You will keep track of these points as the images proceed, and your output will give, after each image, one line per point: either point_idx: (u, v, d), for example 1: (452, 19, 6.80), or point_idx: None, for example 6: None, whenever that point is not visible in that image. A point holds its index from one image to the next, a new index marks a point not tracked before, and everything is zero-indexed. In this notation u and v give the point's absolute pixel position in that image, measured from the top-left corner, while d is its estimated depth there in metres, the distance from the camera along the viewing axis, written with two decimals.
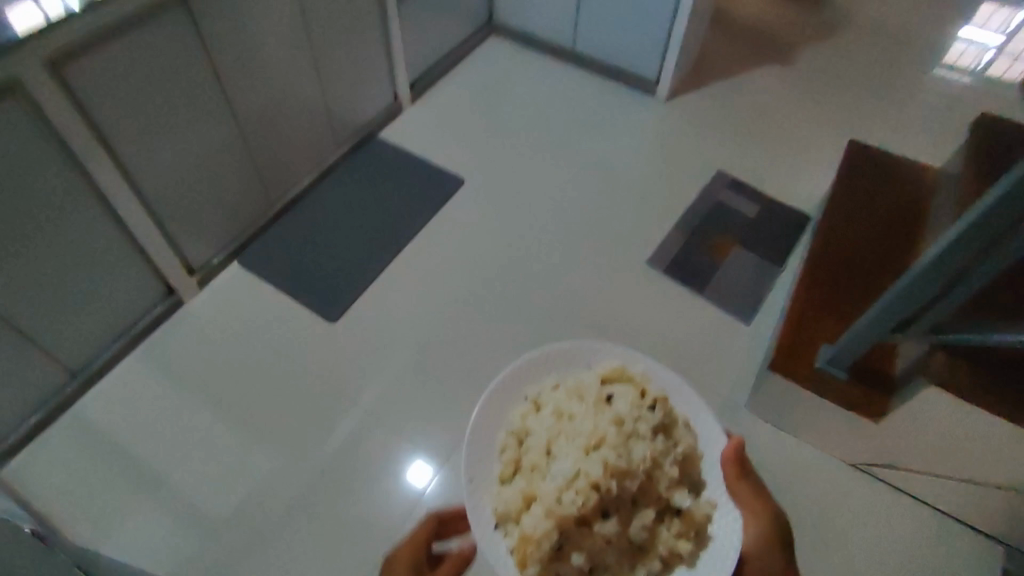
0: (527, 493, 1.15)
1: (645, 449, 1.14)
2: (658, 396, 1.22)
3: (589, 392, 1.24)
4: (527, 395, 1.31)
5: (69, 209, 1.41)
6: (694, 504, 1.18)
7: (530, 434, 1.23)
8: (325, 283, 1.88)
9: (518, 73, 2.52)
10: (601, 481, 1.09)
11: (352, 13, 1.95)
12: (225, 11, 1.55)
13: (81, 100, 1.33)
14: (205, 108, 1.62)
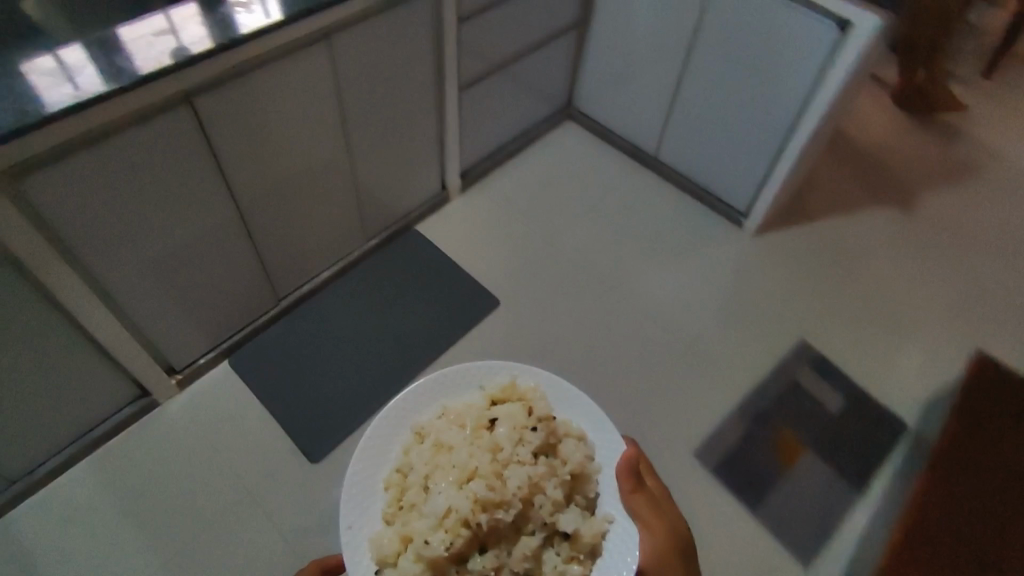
0: (403, 535, 1.08)
1: (524, 475, 1.10)
2: (545, 415, 1.17)
3: (470, 420, 1.19)
4: (408, 424, 1.22)
5: (26, 326, 1.28)
6: (582, 523, 1.13)
7: (409, 468, 1.15)
8: (321, 407, 1.72)
9: (584, 173, 2.25)
10: (473, 519, 1.05)
11: (403, 105, 1.73)
12: (241, 110, 1.34)
13: (42, 212, 1.15)
14: (205, 208, 1.43)
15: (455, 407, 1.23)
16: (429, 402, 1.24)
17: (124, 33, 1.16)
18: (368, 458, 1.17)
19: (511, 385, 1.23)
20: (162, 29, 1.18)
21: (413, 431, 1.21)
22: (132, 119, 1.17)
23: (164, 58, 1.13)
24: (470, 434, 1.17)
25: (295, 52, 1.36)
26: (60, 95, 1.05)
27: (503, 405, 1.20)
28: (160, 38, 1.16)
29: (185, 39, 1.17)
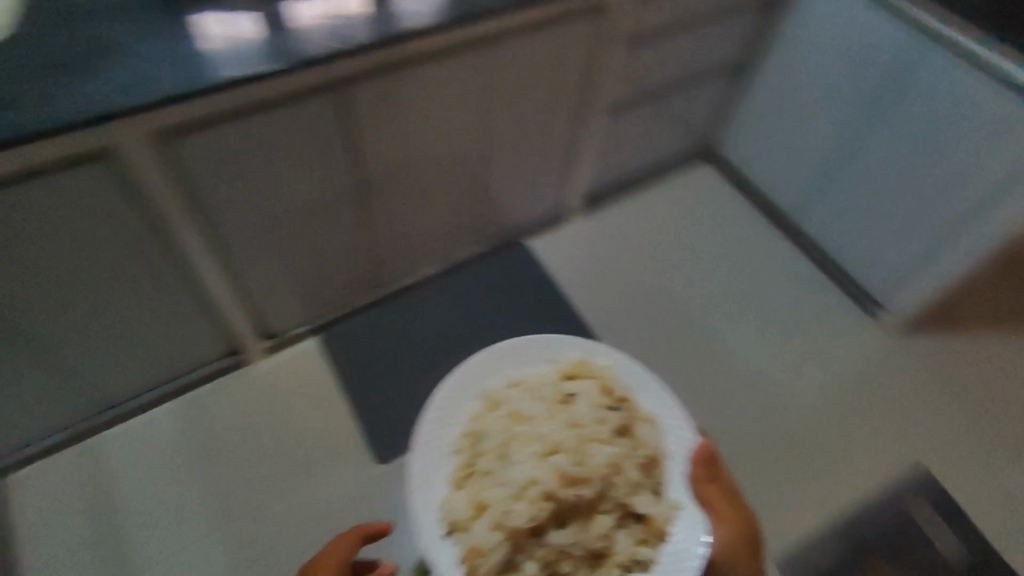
0: (478, 503, 1.02)
1: (607, 454, 1.04)
2: (624, 395, 1.14)
3: (550, 392, 1.13)
4: (480, 388, 1.15)
5: (147, 276, 1.33)
6: (660, 511, 1.04)
7: (482, 434, 1.09)
8: (396, 403, 1.66)
9: (711, 220, 2.11)
10: (555, 491, 0.99)
11: (546, 122, 1.66)
12: (388, 105, 1.32)
13: (184, 173, 1.18)
14: (332, 193, 1.43)
15: (528, 377, 1.17)
16: (502, 369, 1.18)
17: (279, 16, 1.14)
18: (440, 420, 1.10)
19: (587, 363, 1.18)
20: (315, 17, 1.15)
21: (485, 396, 1.13)
22: (268, 104, 1.16)
23: (302, 50, 1.09)
24: (549, 405, 1.11)
25: (449, 56, 1.30)
26: (220, 63, 1.05)
27: (578, 380, 1.15)
28: (307, 28, 1.13)
29: (331, 33, 1.13)
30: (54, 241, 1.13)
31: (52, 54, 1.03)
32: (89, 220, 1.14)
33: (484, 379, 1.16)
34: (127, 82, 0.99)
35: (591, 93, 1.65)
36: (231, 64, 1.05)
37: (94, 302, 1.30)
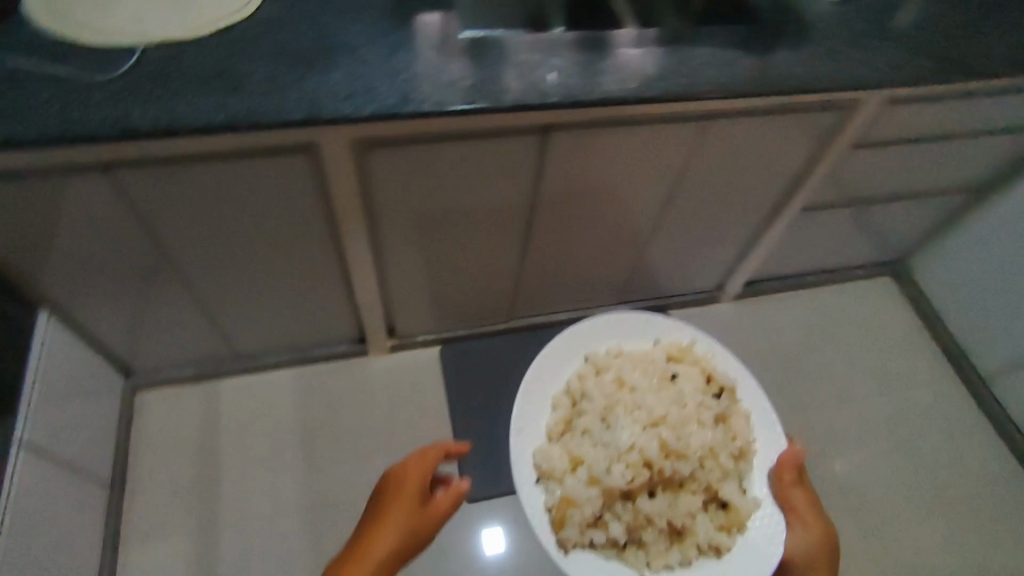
0: (577, 457, 1.26)
1: (705, 437, 1.28)
2: (720, 387, 1.36)
3: (654, 372, 1.37)
4: (586, 356, 1.39)
5: (308, 258, 1.39)
6: (736, 495, 1.27)
7: (586, 399, 1.33)
8: (489, 446, 1.72)
9: (875, 348, 1.90)
10: (654, 459, 1.23)
11: (737, 209, 1.51)
12: (583, 160, 1.24)
13: (368, 181, 1.19)
14: (498, 227, 1.41)
15: (633, 355, 1.39)
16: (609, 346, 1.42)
17: (505, 45, 1.08)
18: (543, 379, 1.36)
19: (689, 351, 1.40)
20: (541, 54, 1.07)
21: (592, 365, 1.37)
22: (466, 132, 1.11)
23: (515, 90, 1.01)
24: (652, 385, 1.35)
25: (665, 123, 1.18)
26: (427, 83, 1.00)
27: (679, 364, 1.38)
28: (529, 64, 1.05)
29: (552, 76, 1.04)
30: (238, 211, 1.19)
31: (289, 42, 1.04)
32: (273, 201, 1.18)
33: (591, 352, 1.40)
34: (333, 85, 0.98)
35: (796, 192, 1.48)
36: (439, 88, 1.00)
37: (257, 269, 1.38)
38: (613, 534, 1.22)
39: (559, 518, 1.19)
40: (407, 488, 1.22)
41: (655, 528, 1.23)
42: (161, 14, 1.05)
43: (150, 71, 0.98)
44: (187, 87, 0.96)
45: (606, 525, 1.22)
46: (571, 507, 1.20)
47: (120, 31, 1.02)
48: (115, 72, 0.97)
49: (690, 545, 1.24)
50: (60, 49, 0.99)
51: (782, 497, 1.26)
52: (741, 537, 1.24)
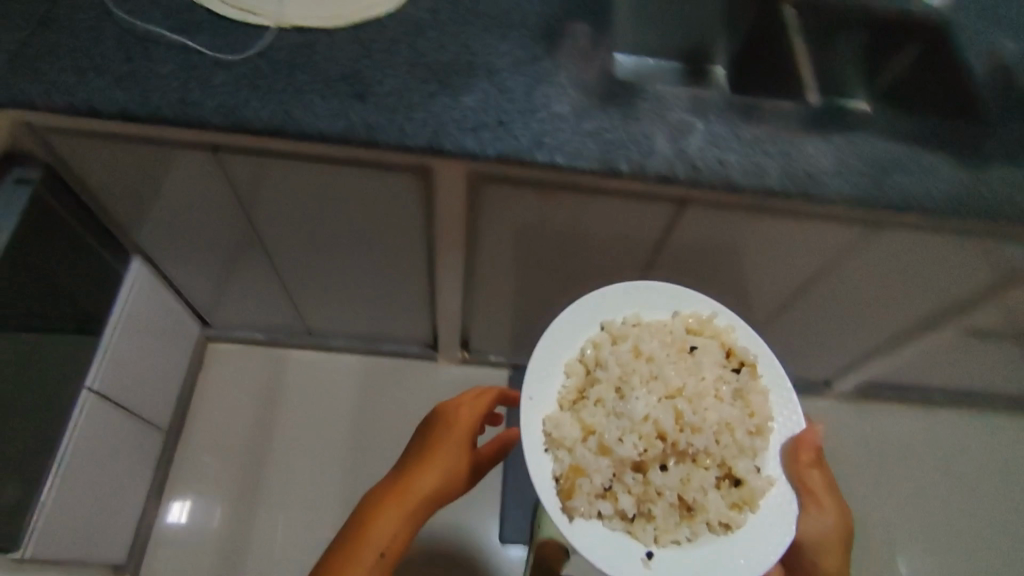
0: (589, 426, 0.88)
1: (718, 413, 0.90)
2: (741, 359, 0.95)
3: (673, 335, 0.95)
4: (601, 322, 0.96)
5: (397, 264, 1.32)
6: (753, 474, 0.89)
7: (597, 367, 0.92)
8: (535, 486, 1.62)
9: (994, 497, 1.65)
10: (669, 431, 0.87)
11: (878, 316, 1.31)
12: (715, 236, 1.09)
13: (476, 210, 1.09)
14: (601, 276, 1.28)
15: (651, 318, 0.98)
16: (622, 299, 0.99)
17: (660, 98, 0.93)
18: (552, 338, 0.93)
19: (713, 314, 0.98)
20: (700, 116, 0.91)
21: (606, 332, 0.96)
22: (593, 185, 0.98)
23: (659, 153, 0.87)
24: (667, 349, 0.94)
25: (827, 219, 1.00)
26: (562, 128, 0.88)
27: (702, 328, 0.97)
28: (683, 126, 0.90)
29: (707, 145, 0.88)
30: (337, 213, 1.13)
31: (424, 52, 0.94)
32: (373, 208, 1.11)
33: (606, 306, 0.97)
34: (459, 112, 0.88)
35: (954, 315, 1.25)
36: (574, 134, 0.87)
37: (345, 263, 1.33)
38: (616, 513, 0.86)
39: (568, 487, 0.84)
40: (458, 429, 0.96)
41: (666, 507, 0.85)
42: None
43: (275, 60, 0.91)
44: (309, 87, 0.89)
45: (610, 500, 0.86)
46: (581, 476, 0.85)
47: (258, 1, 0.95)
48: (242, 52, 0.91)
49: (711, 533, 0.86)
50: (195, 19, 0.94)
51: (803, 486, 0.89)
52: (762, 527, 0.87)
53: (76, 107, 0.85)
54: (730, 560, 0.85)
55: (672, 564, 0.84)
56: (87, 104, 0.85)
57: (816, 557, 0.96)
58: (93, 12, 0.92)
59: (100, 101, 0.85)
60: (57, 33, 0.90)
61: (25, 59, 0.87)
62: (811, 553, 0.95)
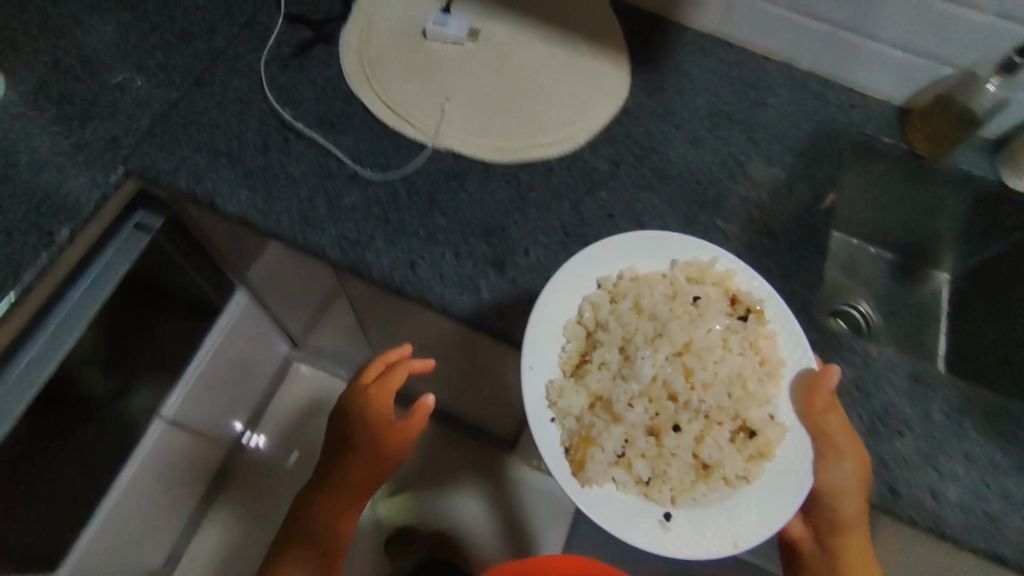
0: (595, 392, 0.69)
1: (727, 366, 0.70)
2: (750, 304, 0.72)
3: (676, 281, 0.72)
4: (598, 277, 0.72)
5: (489, 388, 1.18)
6: (769, 425, 0.69)
7: (596, 328, 0.70)
8: None
9: None
10: (679, 388, 0.70)
11: None
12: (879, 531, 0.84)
13: None
14: None
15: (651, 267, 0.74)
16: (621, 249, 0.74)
17: (868, 363, 0.74)
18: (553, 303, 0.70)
19: (714, 255, 0.73)
20: (919, 410, 0.71)
21: (602, 284, 0.72)
22: None
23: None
24: (668, 297, 0.72)
25: None
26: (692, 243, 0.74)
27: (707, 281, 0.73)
28: (881, 424, 0.71)
29: (913, 461, 0.69)
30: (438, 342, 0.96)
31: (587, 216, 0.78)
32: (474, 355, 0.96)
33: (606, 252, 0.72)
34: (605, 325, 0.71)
35: None
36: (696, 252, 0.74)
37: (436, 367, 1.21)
38: (629, 478, 0.66)
39: (579, 458, 0.64)
40: (376, 417, 0.78)
41: (682, 466, 0.68)
42: (475, 101, 0.84)
43: (416, 187, 0.77)
44: (445, 233, 0.75)
45: (623, 467, 0.67)
46: (591, 445, 0.65)
47: (419, 106, 0.82)
48: (383, 171, 0.78)
49: (733, 495, 0.66)
50: (347, 113, 0.82)
51: (819, 434, 0.67)
52: (787, 482, 0.66)
53: (196, 194, 0.74)
54: (754, 523, 0.64)
55: (695, 531, 0.64)
56: (209, 195, 0.75)
57: (837, 509, 0.70)
58: (248, 80, 0.82)
59: (223, 195, 0.75)
60: (202, 98, 0.80)
61: (161, 122, 0.78)
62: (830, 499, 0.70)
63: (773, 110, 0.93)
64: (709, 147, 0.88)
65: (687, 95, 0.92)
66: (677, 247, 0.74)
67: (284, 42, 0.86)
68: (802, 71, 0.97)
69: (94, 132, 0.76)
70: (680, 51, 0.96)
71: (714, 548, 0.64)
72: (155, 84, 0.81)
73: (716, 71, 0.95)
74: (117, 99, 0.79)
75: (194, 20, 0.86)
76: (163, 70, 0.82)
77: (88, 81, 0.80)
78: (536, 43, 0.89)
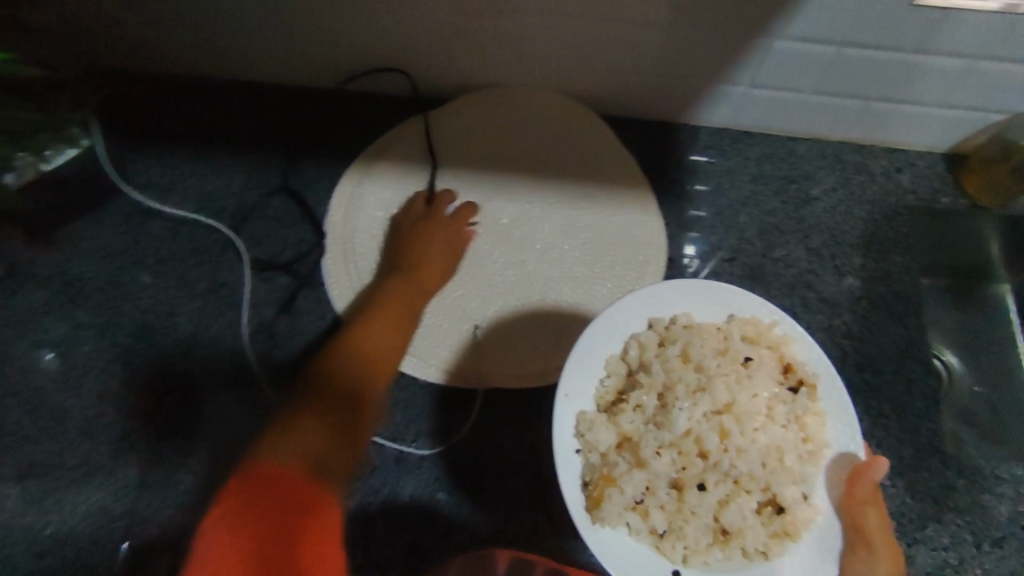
0: (625, 433, 0.54)
1: (765, 435, 0.55)
2: (808, 375, 0.56)
3: (728, 337, 0.56)
4: (649, 316, 0.57)
5: None
6: (801, 505, 0.53)
7: (639, 368, 0.56)
8: None
9: None
10: (714, 449, 0.54)
11: None
12: None
13: None
14: None
15: (704, 316, 0.57)
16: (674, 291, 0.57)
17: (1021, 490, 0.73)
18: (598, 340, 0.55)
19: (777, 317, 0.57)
20: None
21: (652, 326, 0.56)
22: None
23: None
24: (716, 354, 0.56)
25: None
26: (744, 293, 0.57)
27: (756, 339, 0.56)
28: None
29: None
30: None
31: None
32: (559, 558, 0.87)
33: (658, 289, 0.56)
34: None
35: None
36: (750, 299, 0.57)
37: None
38: (643, 525, 0.53)
39: (596, 496, 0.52)
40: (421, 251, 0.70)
41: (700, 529, 0.53)
42: (507, 313, 0.72)
43: (476, 454, 0.69)
44: (525, 501, 0.68)
45: (637, 513, 0.53)
46: (612, 485, 0.53)
47: (448, 341, 0.71)
48: (434, 441, 0.70)
49: (743, 572, 0.53)
50: None
51: (852, 527, 0.53)
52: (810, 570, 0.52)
53: None
54: None
55: None
56: None
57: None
58: (237, 368, 0.68)
59: None
60: (193, 413, 0.66)
61: (152, 466, 0.64)
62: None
63: (821, 203, 0.83)
64: (770, 276, 0.79)
65: (723, 219, 0.82)
66: (737, 295, 0.57)
67: (263, 301, 0.70)
68: (834, 142, 0.85)
69: (83, 507, 0.63)
70: (698, 158, 0.84)
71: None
72: (128, 412, 0.65)
73: (746, 171, 0.84)
74: (88, 450, 0.64)
75: (144, 304, 0.69)
76: (130, 389, 0.66)
77: (47, 437, 0.65)
78: (549, 211, 0.76)
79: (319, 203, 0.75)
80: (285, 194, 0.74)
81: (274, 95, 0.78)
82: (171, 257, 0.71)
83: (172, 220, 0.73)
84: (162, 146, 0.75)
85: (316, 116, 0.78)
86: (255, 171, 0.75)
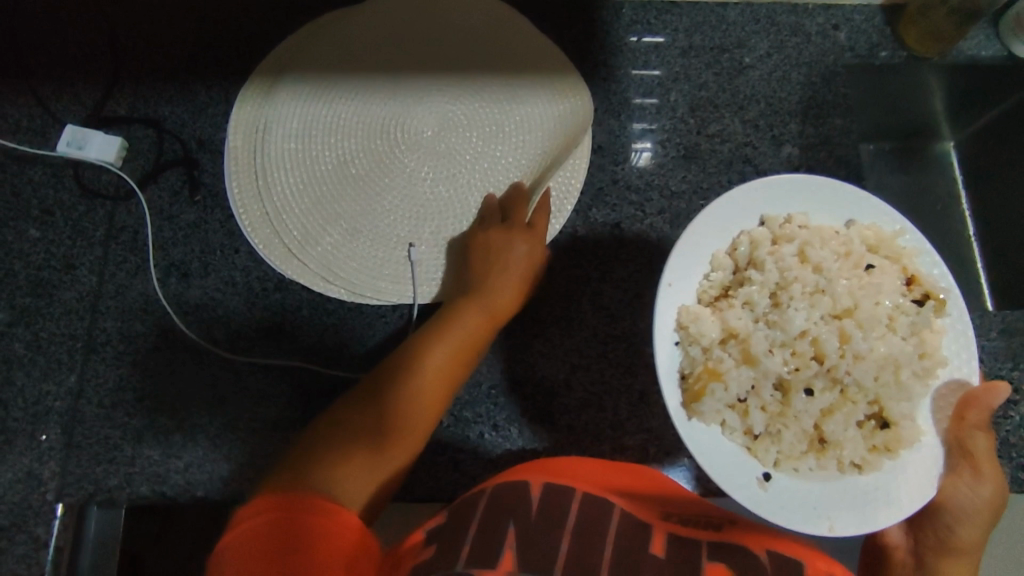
0: (732, 329, 0.54)
1: (884, 346, 0.53)
2: (935, 289, 0.54)
3: (849, 240, 0.56)
4: (762, 213, 0.57)
5: None
6: (907, 422, 0.53)
7: (747, 266, 0.56)
8: None
9: None
10: (831, 354, 0.53)
11: None
12: None
13: None
14: None
15: (823, 219, 0.57)
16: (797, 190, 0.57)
17: None
18: (705, 228, 0.55)
19: (904, 227, 0.56)
20: None
21: (764, 222, 0.56)
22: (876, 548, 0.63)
23: None
24: (837, 257, 0.55)
25: None
26: (872, 202, 0.56)
27: (880, 253, 0.56)
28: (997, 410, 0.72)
29: None
30: None
31: (616, 308, 0.68)
32: None
33: (779, 183, 0.56)
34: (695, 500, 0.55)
35: None
36: (883, 211, 0.57)
37: None
38: (738, 425, 0.53)
39: (697, 390, 0.52)
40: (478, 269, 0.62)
41: (798, 435, 0.53)
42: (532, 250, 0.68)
43: None
44: (465, 412, 0.66)
45: (736, 413, 0.53)
46: (714, 380, 0.52)
47: (382, 264, 0.66)
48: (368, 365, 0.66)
49: (838, 482, 0.52)
50: (291, 299, 0.65)
51: (960, 452, 0.53)
52: (906, 488, 0.52)
53: (167, 498, 0.60)
54: (852, 518, 0.51)
55: (794, 504, 0.52)
56: (183, 497, 0.60)
57: (948, 529, 0.56)
58: (151, 317, 0.64)
59: (198, 485, 0.60)
60: (106, 368, 0.63)
61: (74, 425, 0.62)
62: (945, 522, 0.56)
63: (755, 71, 0.78)
64: (706, 155, 0.75)
65: (654, 99, 0.77)
66: (866, 201, 0.56)
67: (164, 240, 0.65)
68: (767, 5, 0.80)
69: (8, 477, 0.61)
70: (628, 38, 0.78)
71: (803, 528, 0.51)
72: (40, 375, 0.63)
73: (676, 45, 0.78)
74: (4, 417, 0.62)
75: (38, 260, 0.65)
76: (38, 351, 0.63)
77: None
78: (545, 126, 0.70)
79: (215, 127, 0.68)
80: (176, 121, 0.68)
81: (154, 12, 0.70)
82: (58, 205, 0.66)
83: (51, 165, 0.67)
84: (31, 81, 0.68)
85: (202, 31, 0.70)
86: (139, 100, 0.69)
